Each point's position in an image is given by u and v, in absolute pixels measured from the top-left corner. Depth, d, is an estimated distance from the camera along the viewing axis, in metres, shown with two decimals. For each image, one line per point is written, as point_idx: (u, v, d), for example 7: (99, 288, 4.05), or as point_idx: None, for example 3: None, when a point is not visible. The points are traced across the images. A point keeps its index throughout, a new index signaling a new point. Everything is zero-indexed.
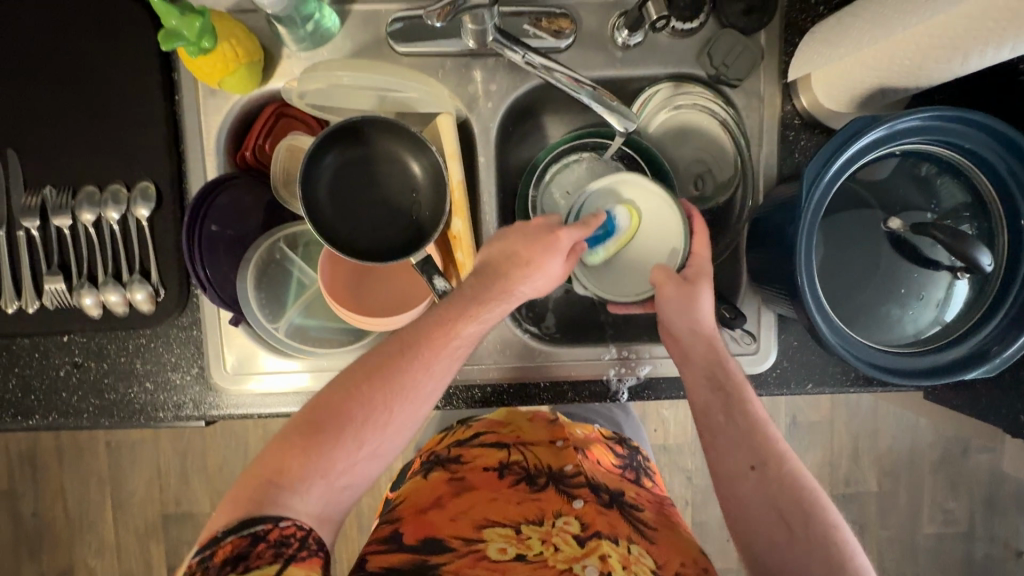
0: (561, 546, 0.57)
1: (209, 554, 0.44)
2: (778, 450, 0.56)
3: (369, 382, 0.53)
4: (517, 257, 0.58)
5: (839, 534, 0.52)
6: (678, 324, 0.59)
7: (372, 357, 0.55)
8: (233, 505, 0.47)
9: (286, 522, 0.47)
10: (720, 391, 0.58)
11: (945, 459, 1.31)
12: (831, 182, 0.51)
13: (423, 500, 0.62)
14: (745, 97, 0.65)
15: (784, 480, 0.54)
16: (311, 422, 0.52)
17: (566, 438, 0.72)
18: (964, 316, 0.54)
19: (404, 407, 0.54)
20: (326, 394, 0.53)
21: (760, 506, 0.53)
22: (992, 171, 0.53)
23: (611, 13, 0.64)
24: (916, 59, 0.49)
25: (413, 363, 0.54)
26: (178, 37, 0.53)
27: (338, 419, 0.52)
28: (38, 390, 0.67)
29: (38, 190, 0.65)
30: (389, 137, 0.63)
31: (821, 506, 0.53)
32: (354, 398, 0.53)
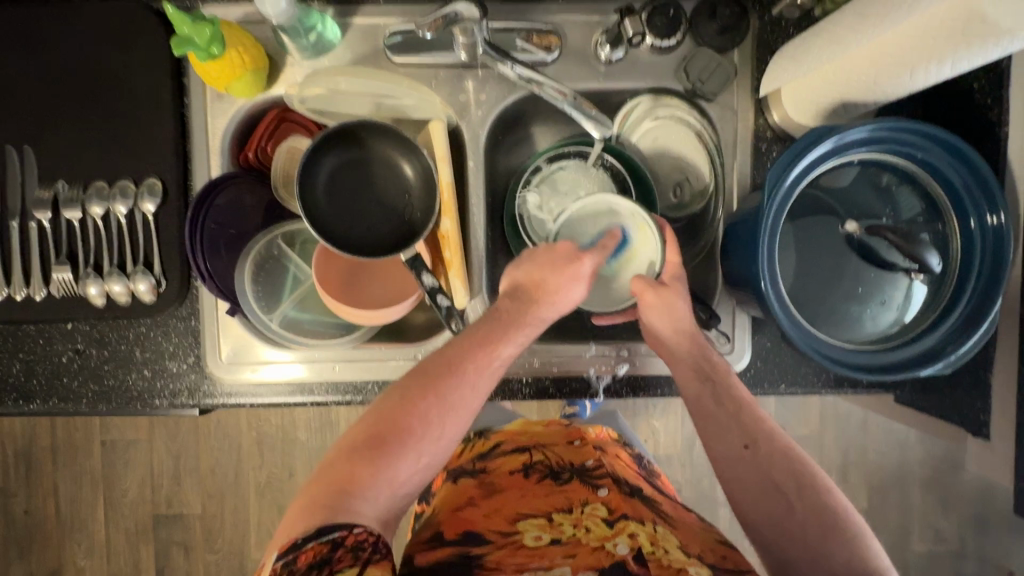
0: (592, 527, 0.60)
1: (292, 557, 0.47)
2: (766, 428, 0.60)
3: (423, 396, 0.56)
4: (547, 278, 0.61)
5: (829, 499, 0.56)
6: (663, 329, 0.62)
7: (424, 369, 0.57)
8: (307, 512, 0.50)
9: (359, 528, 0.49)
10: (708, 380, 0.61)
11: (935, 476, 1.32)
12: (791, 191, 0.54)
13: (456, 500, 0.66)
14: (720, 110, 0.69)
15: (778, 456, 0.58)
16: (372, 434, 0.55)
17: (584, 438, 0.76)
18: (921, 316, 0.57)
19: (455, 419, 0.57)
20: (383, 406, 0.56)
21: (755, 483, 0.57)
22: (944, 179, 0.56)
23: (595, 30, 0.69)
24: (871, 75, 0.53)
25: (465, 381, 0.57)
26: (190, 44, 0.57)
27: (398, 433, 0.55)
28: (41, 375, 0.70)
29: (51, 184, 0.68)
30: (383, 140, 0.67)
31: (814, 477, 0.57)
32: (412, 413, 0.55)
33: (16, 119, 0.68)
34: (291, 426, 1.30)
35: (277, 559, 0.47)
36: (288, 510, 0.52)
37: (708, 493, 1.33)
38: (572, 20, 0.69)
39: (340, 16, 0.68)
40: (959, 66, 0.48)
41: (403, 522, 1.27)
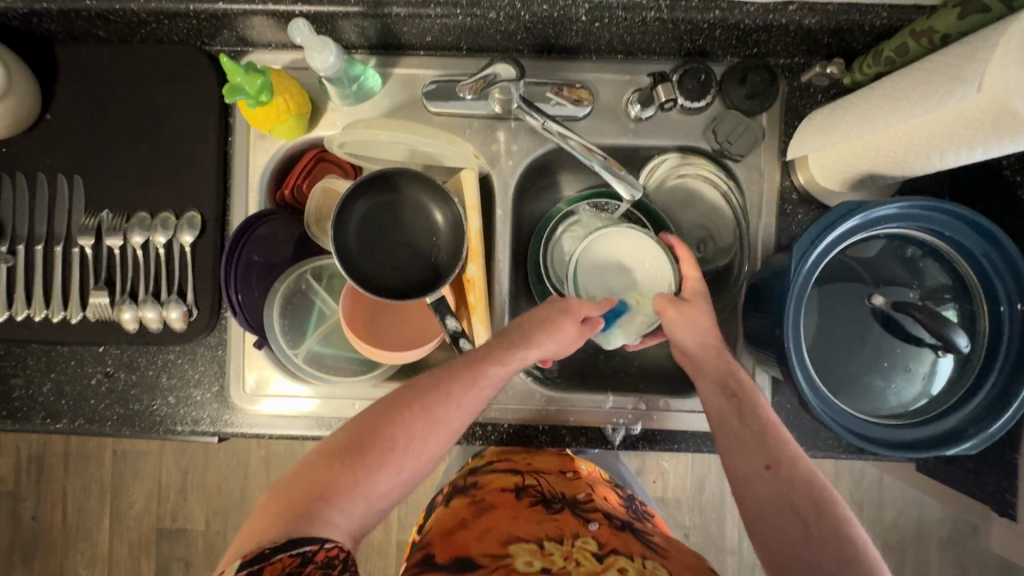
0: (581, 560, 0.58)
1: (257, 569, 0.44)
2: (791, 450, 0.57)
3: (414, 407, 0.55)
4: (542, 320, 0.60)
5: (849, 529, 0.52)
6: (688, 342, 0.63)
7: (420, 383, 0.57)
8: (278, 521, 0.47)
9: (331, 543, 0.47)
10: (733, 398, 0.60)
11: (954, 537, 1.28)
12: (818, 261, 0.55)
13: (449, 522, 0.65)
14: (746, 171, 0.71)
15: (801, 481, 0.55)
16: (362, 439, 0.53)
17: (576, 470, 0.75)
18: (948, 391, 0.57)
19: (435, 436, 0.56)
20: (378, 411, 0.55)
21: (773, 507, 0.54)
22: (972, 257, 0.56)
23: (626, 88, 0.71)
24: (897, 154, 0.54)
25: (451, 399, 0.56)
26: (241, 91, 0.60)
27: (383, 443, 0.53)
28: (69, 396, 0.72)
29: (96, 212, 0.71)
30: (415, 186, 0.69)
31: (835, 506, 0.54)
32: (397, 427, 0.54)
33: (69, 149, 0.71)
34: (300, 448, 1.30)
35: (240, 569, 0.44)
36: (256, 515, 0.49)
37: (716, 539, 1.30)
38: (604, 79, 0.71)
39: (382, 66, 0.71)
40: (990, 153, 0.48)
41: (404, 551, 1.26)
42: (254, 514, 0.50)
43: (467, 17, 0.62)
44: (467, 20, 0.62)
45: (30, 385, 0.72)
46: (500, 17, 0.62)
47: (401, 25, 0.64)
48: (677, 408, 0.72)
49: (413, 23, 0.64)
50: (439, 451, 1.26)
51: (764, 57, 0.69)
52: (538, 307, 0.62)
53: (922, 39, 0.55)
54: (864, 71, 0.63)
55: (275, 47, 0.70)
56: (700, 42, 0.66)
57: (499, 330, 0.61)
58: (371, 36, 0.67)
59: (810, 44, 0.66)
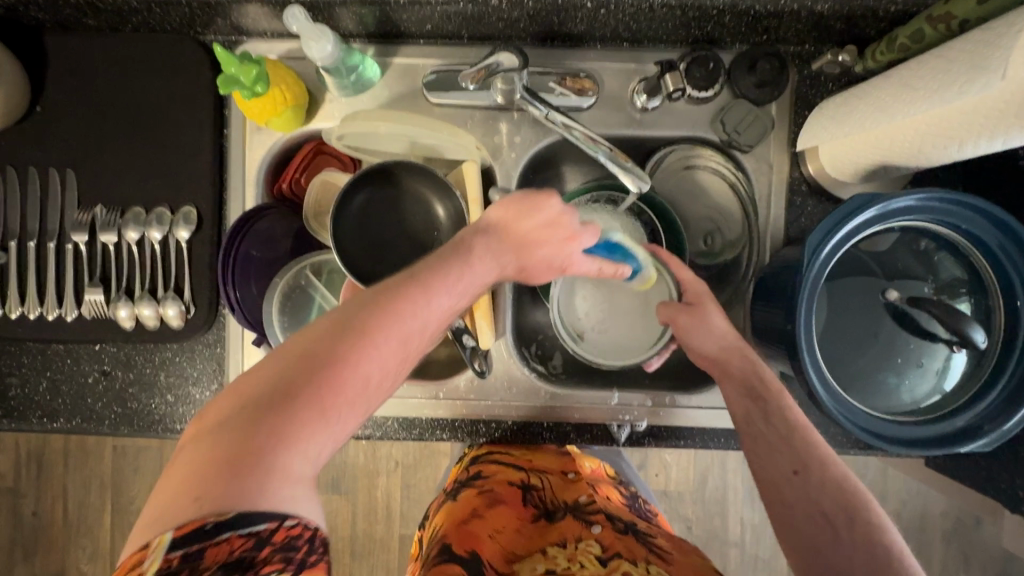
0: (586, 563, 0.57)
1: (197, 549, 0.37)
2: (821, 454, 0.55)
3: (374, 334, 0.46)
4: (513, 225, 0.57)
5: (885, 536, 0.50)
6: (707, 347, 0.62)
7: (363, 304, 0.47)
8: (216, 484, 0.38)
9: (292, 521, 0.40)
10: (761, 400, 0.58)
11: (956, 529, 1.27)
12: (833, 254, 0.54)
13: (460, 513, 0.64)
14: (755, 162, 0.69)
15: (830, 486, 0.53)
16: (304, 379, 0.43)
17: (578, 470, 0.72)
18: (962, 388, 0.56)
19: (389, 364, 0.47)
20: (316, 340, 0.45)
21: (802, 512, 0.53)
22: (987, 249, 0.55)
23: (632, 78, 0.69)
24: (912, 144, 0.52)
25: (416, 318, 0.48)
26: (235, 82, 0.58)
27: (329, 378, 0.43)
28: (66, 395, 0.71)
29: (89, 207, 0.70)
30: (416, 179, 0.67)
31: (869, 510, 0.52)
32: (355, 360, 0.45)
33: (60, 142, 0.69)
34: None
35: (175, 546, 0.37)
36: (181, 472, 0.39)
37: (719, 533, 1.29)
38: (609, 68, 0.69)
39: (380, 56, 0.69)
40: (1010, 142, 0.47)
41: (406, 546, 1.26)
42: (174, 469, 0.40)
43: (469, 4, 0.60)
44: (469, 7, 0.60)
45: (26, 384, 0.71)
46: (502, 4, 0.60)
47: (400, 13, 0.62)
48: (683, 404, 0.71)
49: (413, 11, 0.62)
50: (440, 447, 1.25)
51: (774, 44, 0.67)
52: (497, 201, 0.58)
53: (939, 25, 0.53)
54: (876, 58, 0.62)
55: (270, 36, 0.68)
56: (708, 30, 0.64)
57: (475, 230, 0.56)
58: (369, 25, 0.65)
59: (821, 31, 0.64)
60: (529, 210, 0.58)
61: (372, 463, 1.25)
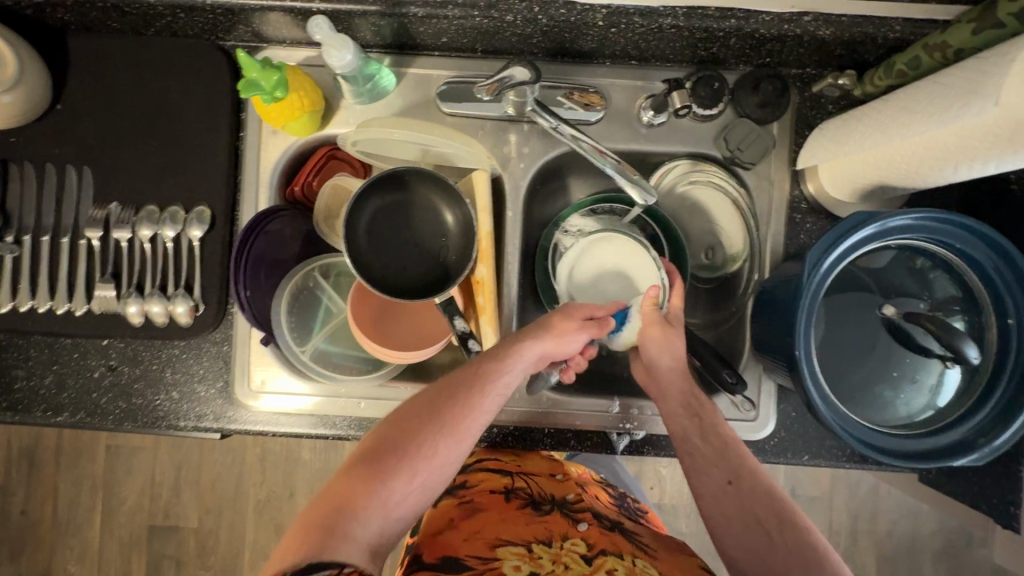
0: (570, 563, 0.58)
1: None
2: (751, 465, 0.58)
3: (428, 414, 0.55)
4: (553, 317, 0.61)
5: (810, 537, 0.54)
6: (659, 365, 0.62)
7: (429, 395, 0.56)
8: (297, 542, 0.47)
9: (349, 569, 0.46)
10: (693, 414, 0.60)
11: (948, 549, 1.28)
12: (832, 269, 0.56)
13: (437, 523, 0.65)
14: (757, 179, 0.71)
15: (760, 493, 0.56)
16: (378, 451, 0.53)
17: (565, 472, 0.74)
18: (956, 403, 0.57)
19: (453, 446, 0.55)
20: (389, 427, 0.55)
21: (740, 521, 0.55)
22: (981, 269, 0.57)
23: (639, 94, 0.71)
24: (910, 166, 0.54)
25: (467, 402, 0.55)
26: (255, 87, 0.60)
27: (402, 459, 0.53)
28: (71, 389, 0.71)
29: (104, 205, 0.71)
30: (427, 186, 0.69)
31: (793, 514, 0.56)
32: (415, 436, 0.54)
33: (78, 140, 0.71)
34: (296, 446, 1.30)
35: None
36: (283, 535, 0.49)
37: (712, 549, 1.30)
38: (617, 84, 0.71)
39: (396, 66, 0.71)
40: (1002, 167, 0.49)
41: (398, 554, 1.25)
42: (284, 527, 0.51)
43: (485, 19, 0.62)
44: (485, 22, 0.62)
45: (31, 377, 0.71)
46: (517, 20, 0.62)
47: (418, 25, 0.64)
48: None
49: (430, 24, 0.64)
50: None
51: (776, 67, 0.70)
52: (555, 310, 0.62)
53: (935, 54, 0.56)
54: (875, 83, 0.65)
55: (290, 44, 0.70)
56: (713, 51, 0.67)
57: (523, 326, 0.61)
58: (387, 36, 0.67)
59: (823, 55, 0.66)
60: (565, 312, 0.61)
61: None
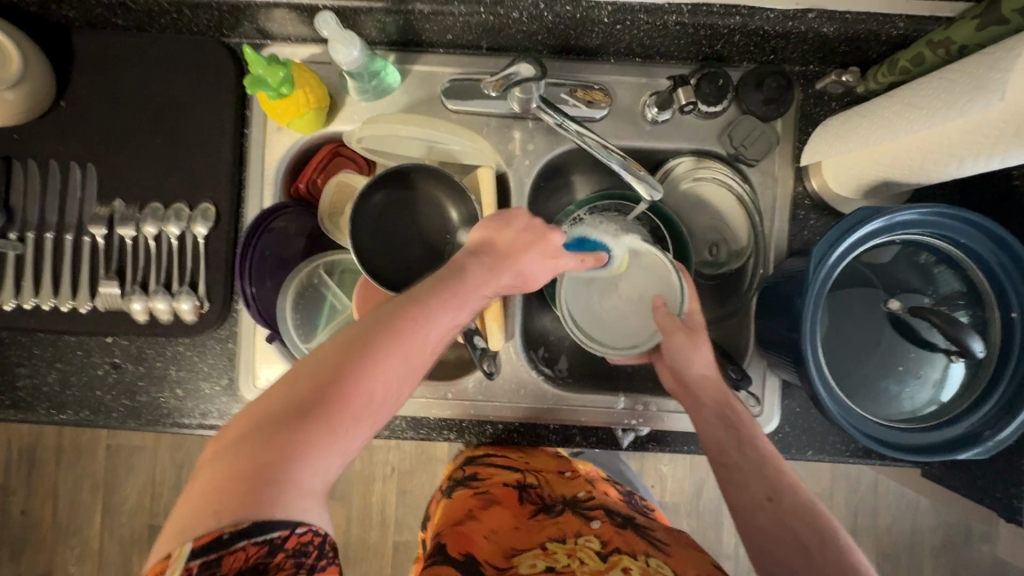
0: (585, 559, 0.58)
1: (216, 557, 0.38)
2: (792, 484, 0.56)
3: (379, 350, 0.47)
4: (504, 249, 0.58)
5: (856, 562, 0.50)
6: (690, 372, 0.61)
7: (373, 324, 0.49)
8: (226, 499, 0.40)
9: (303, 529, 0.42)
10: (734, 430, 0.59)
11: (947, 545, 1.28)
12: (838, 263, 0.56)
13: (456, 513, 0.66)
14: (761, 175, 0.72)
15: (802, 513, 0.53)
16: (318, 392, 0.45)
17: (575, 470, 0.76)
18: (960, 397, 0.58)
19: (402, 384, 0.49)
20: (328, 359, 0.46)
21: (779, 539, 0.52)
22: (985, 264, 0.57)
23: (643, 91, 0.71)
24: (915, 162, 0.55)
25: (420, 338, 0.50)
26: (262, 83, 0.60)
27: (349, 399, 0.45)
28: (75, 386, 0.71)
29: (108, 202, 0.71)
30: (432, 183, 0.69)
31: (839, 537, 0.52)
32: (363, 374, 0.46)
33: (82, 137, 0.70)
34: None
35: (192, 557, 0.38)
36: (196, 489, 0.41)
37: (713, 546, 1.30)
38: (621, 81, 0.71)
39: (400, 63, 0.71)
40: (1006, 161, 0.49)
41: (400, 553, 1.25)
42: (195, 480, 0.42)
43: (490, 16, 0.62)
44: (491, 18, 0.63)
45: (35, 374, 0.71)
46: (523, 16, 0.62)
47: (424, 22, 0.64)
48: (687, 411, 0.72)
49: (436, 21, 0.64)
50: (438, 453, 1.25)
51: (780, 64, 0.70)
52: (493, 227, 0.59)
53: (938, 50, 0.56)
54: (878, 80, 0.65)
55: (294, 41, 0.70)
56: (717, 48, 0.67)
57: (479, 251, 0.57)
58: (391, 32, 0.67)
59: (826, 53, 0.67)
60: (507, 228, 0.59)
61: (369, 468, 1.25)
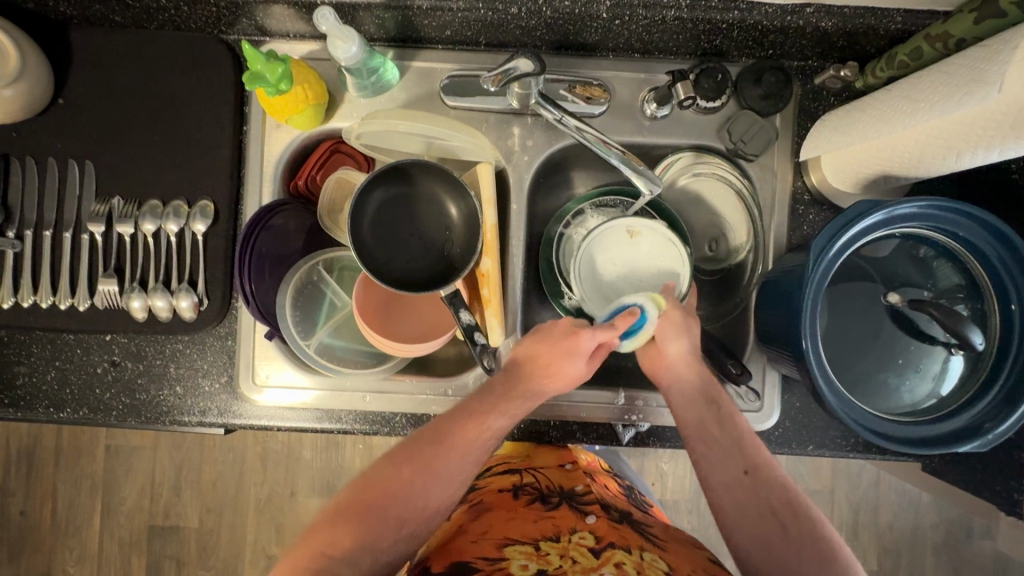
0: (578, 558, 0.58)
1: None
2: (766, 458, 0.59)
3: (416, 464, 0.57)
4: (540, 358, 0.61)
5: (822, 529, 0.56)
6: (672, 352, 0.62)
7: (428, 433, 0.59)
8: (298, 574, 0.50)
9: None
10: (714, 404, 0.61)
11: (948, 542, 1.28)
12: (837, 256, 0.56)
13: (447, 532, 0.64)
14: (760, 170, 0.72)
15: (777, 485, 0.58)
16: (379, 487, 0.57)
17: (574, 461, 0.74)
18: (960, 389, 0.58)
19: (441, 488, 0.58)
20: (380, 479, 0.57)
21: (754, 511, 0.56)
22: (984, 257, 0.57)
23: (642, 87, 0.71)
24: (914, 155, 0.55)
25: (454, 457, 0.58)
26: (260, 78, 0.60)
27: (395, 508, 0.56)
28: (73, 384, 0.71)
29: (107, 199, 0.70)
30: (431, 179, 0.69)
31: (806, 506, 0.57)
32: (412, 481, 0.57)
33: (80, 134, 0.70)
34: (297, 444, 1.29)
35: None
36: (282, 565, 0.52)
37: (714, 544, 1.30)
38: (620, 77, 0.71)
39: (399, 59, 0.71)
40: (1005, 154, 0.49)
41: None
42: (284, 560, 0.52)
43: (489, 11, 0.62)
44: (490, 14, 0.63)
45: (34, 373, 0.71)
46: (521, 12, 0.62)
47: (423, 18, 0.64)
48: None
49: (435, 16, 0.64)
50: None
51: (778, 59, 0.70)
52: (536, 333, 0.63)
53: (937, 44, 0.57)
54: (876, 75, 0.65)
55: (293, 37, 0.70)
56: (716, 43, 0.67)
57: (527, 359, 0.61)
58: (390, 29, 0.67)
59: (824, 48, 0.67)
60: (564, 348, 0.60)
61: None
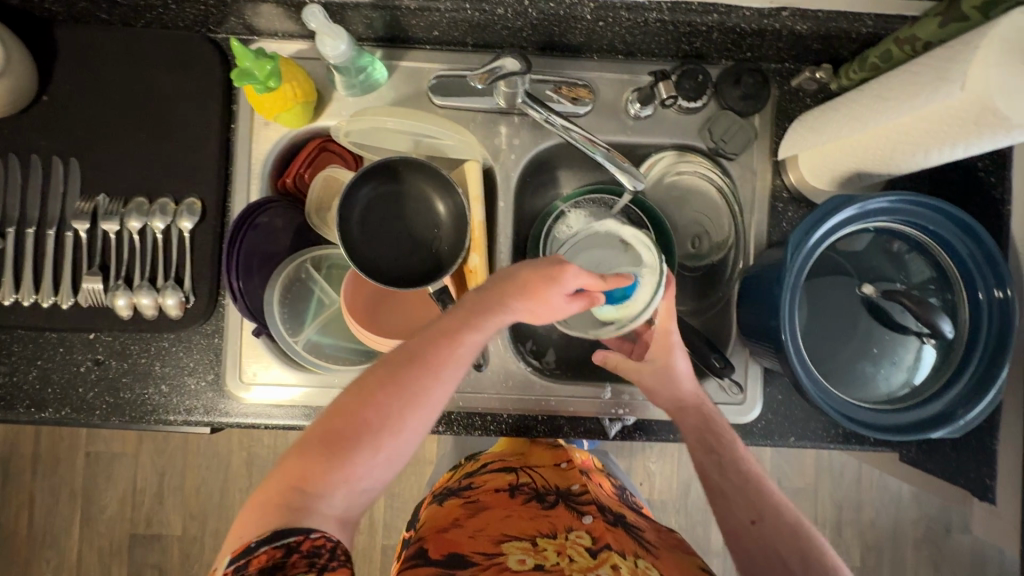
0: (575, 556, 0.58)
1: (244, 562, 0.44)
2: (773, 501, 0.59)
3: (384, 392, 0.50)
4: (523, 282, 0.53)
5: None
6: (663, 396, 0.64)
7: (394, 359, 0.52)
8: (266, 511, 0.46)
9: (317, 533, 0.46)
10: (713, 453, 0.61)
11: (927, 536, 1.31)
12: (815, 249, 0.58)
13: (443, 519, 0.65)
14: (740, 169, 0.74)
15: (784, 531, 0.57)
16: (341, 418, 0.50)
17: (570, 461, 0.77)
18: (932, 378, 0.60)
19: (419, 417, 0.51)
20: (344, 408, 0.50)
21: (763, 562, 0.56)
22: (953, 250, 0.60)
23: (626, 88, 0.73)
24: (886, 151, 0.57)
25: (427, 380, 0.51)
26: (249, 76, 0.60)
27: (364, 440, 0.49)
28: (55, 384, 0.69)
29: (92, 196, 0.70)
30: (418, 176, 0.69)
31: (821, 550, 0.55)
32: (375, 407, 0.50)
33: (65, 131, 0.70)
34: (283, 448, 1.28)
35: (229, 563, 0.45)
36: (253, 499, 0.49)
37: (701, 543, 1.31)
38: (605, 78, 0.73)
39: (387, 59, 0.72)
40: (971, 149, 0.52)
41: (388, 556, 1.24)
42: (257, 491, 0.49)
43: (476, 12, 0.63)
44: (476, 14, 0.64)
45: (14, 373, 0.69)
46: (508, 13, 0.63)
47: (410, 18, 0.65)
48: None
49: (422, 16, 0.65)
50: (427, 454, 1.25)
51: (756, 62, 0.73)
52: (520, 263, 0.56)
53: (905, 46, 0.59)
54: (849, 76, 0.67)
55: (281, 36, 0.71)
56: (696, 45, 0.69)
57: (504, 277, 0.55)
58: (378, 29, 0.68)
59: (799, 50, 0.69)
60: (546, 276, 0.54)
61: None
